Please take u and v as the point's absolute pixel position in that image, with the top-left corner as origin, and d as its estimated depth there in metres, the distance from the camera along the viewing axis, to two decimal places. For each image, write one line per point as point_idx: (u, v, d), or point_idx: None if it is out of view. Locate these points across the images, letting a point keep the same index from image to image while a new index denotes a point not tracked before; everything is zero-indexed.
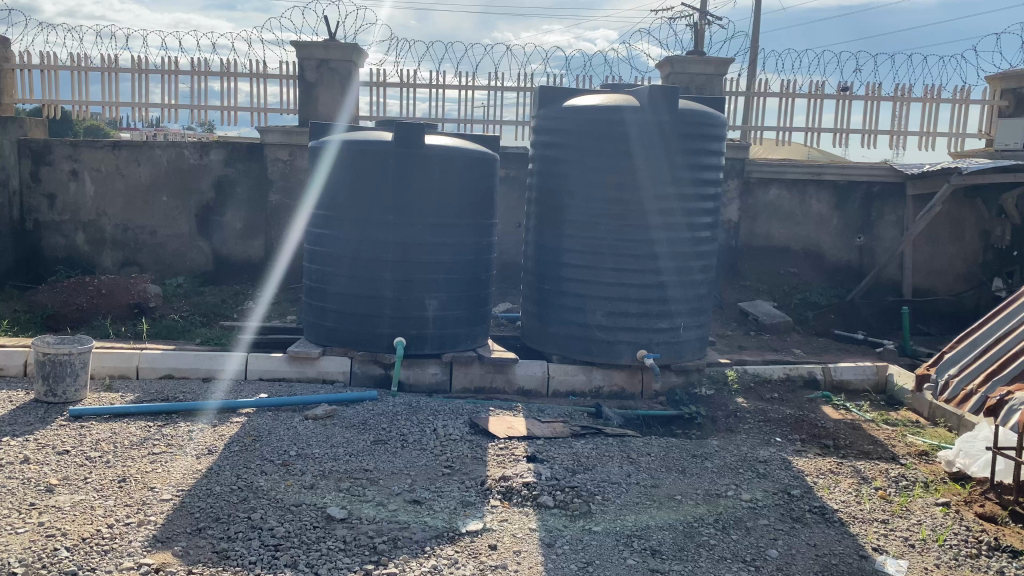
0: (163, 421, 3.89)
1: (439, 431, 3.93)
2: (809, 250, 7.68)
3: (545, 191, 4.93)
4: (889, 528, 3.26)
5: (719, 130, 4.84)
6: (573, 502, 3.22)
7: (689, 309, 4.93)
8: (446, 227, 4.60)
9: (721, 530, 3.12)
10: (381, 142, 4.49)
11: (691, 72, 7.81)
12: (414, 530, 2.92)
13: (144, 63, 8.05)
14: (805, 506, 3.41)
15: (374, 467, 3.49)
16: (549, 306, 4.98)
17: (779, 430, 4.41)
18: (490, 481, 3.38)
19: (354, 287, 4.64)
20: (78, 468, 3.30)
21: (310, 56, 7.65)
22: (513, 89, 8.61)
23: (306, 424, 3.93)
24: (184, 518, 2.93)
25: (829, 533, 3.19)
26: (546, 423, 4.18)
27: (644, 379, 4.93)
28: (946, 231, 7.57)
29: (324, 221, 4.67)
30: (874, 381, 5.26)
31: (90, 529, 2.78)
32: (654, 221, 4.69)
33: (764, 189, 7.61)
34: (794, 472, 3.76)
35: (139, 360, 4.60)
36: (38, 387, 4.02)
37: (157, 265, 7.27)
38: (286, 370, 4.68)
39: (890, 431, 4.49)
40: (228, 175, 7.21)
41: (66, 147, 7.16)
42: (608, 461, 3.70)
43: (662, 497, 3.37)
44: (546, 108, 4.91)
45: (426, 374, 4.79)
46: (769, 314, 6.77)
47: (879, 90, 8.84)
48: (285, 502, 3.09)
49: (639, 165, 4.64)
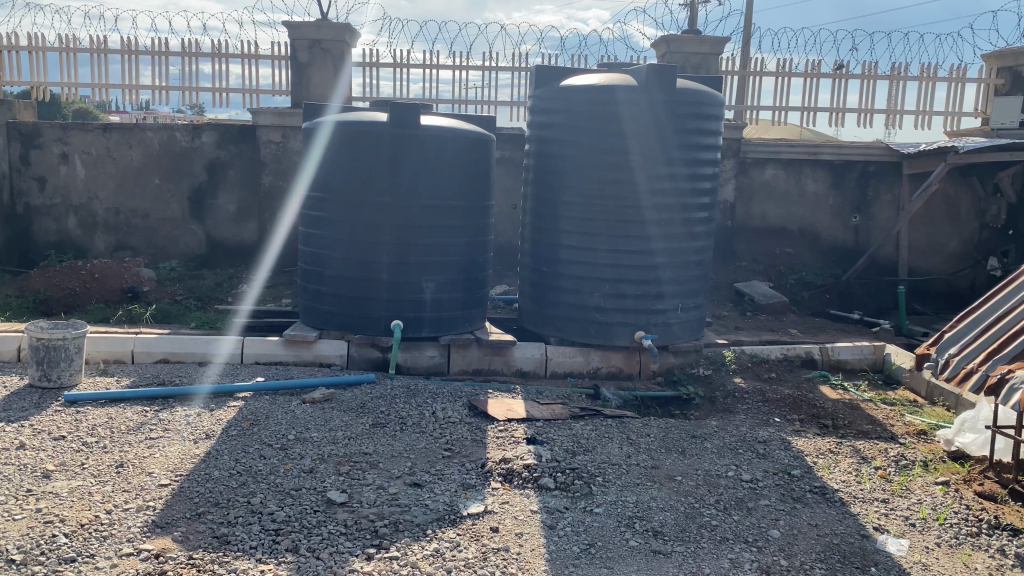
0: (159, 405, 3.86)
1: (438, 413, 3.92)
2: (806, 230, 7.66)
3: (542, 173, 4.88)
4: (890, 507, 3.27)
5: (716, 110, 4.78)
6: (574, 484, 3.21)
7: (687, 291, 4.92)
8: (442, 209, 4.56)
9: (723, 511, 3.12)
10: (377, 123, 4.43)
11: (687, 52, 7.75)
12: (415, 514, 2.90)
13: (133, 44, 7.95)
14: (805, 486, 3.41)
15: (374, 450, 3.47)
16: (547, 288, 4.96)
17: (777, 410, 4.40)
18: (491, 463, 3.37)
19: (349, 270, 4.60)
20: (75, 453, 3.27)
21: (301, 36, 7.54)
22: (508, 68, 8.56)
23: (304, 408, 3.90)
24: (183, 503, 2.90)
25: (830, 512, 3.19)
26: (545, 404, 4.17)
27: (642, 360, 4.88)
28: (943, 211, 7.56)
29: (319, 203, 4.61)
30: (871, 361, 5.25)
31: (89, 515, 2.76)
32: (653, 202, 4.65)
33: (761, 169, 7.57)
34: (794, 452, 3.76)
35: (135, 345, 4.55)
36: (33, 372, 3.97)
37: (151, 250, 7.20)
38: (283, 354, 4.64)
39: (889, 410, 4.50)
40: (221, 157, 7.14)
41: (56, 130, 7.06)
42: (608, 442, 3.69)
43: (663, 478, 3.37)
44: (541, 88, 4.86)
45: (423, 357, 4.75)
46: (766, 295, 6.75)
47: (875, 69, 8.81)
48: (285, 486, 3.07)
49: (636, 146, 4.59)
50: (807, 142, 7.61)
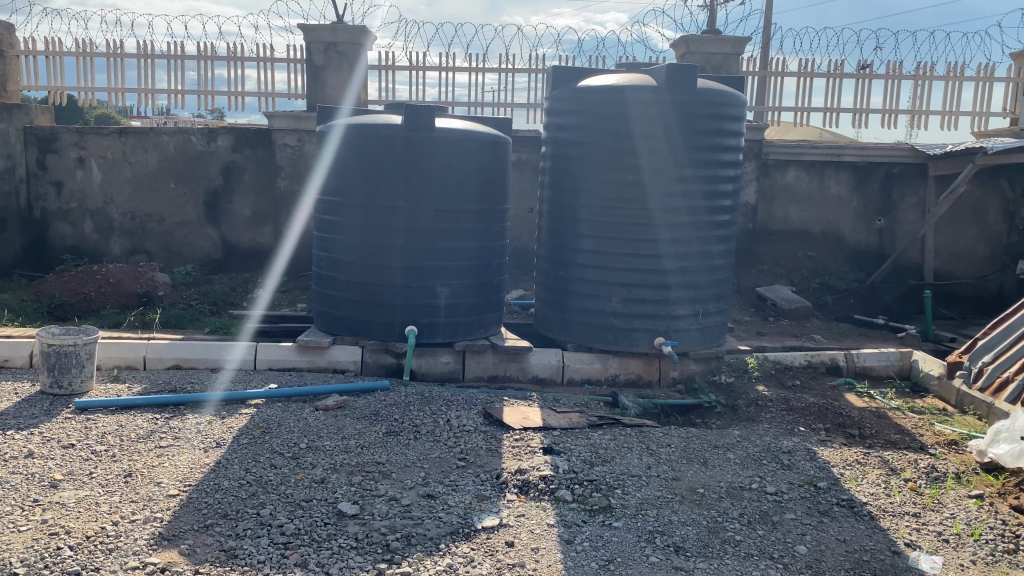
0: (170, 413, 3.80)
1: (452, 422, 3.82)
2: (829, 234, 7.50)
3: (559, 175, 4.79)
4: (921, 521, 3.15)
5: (737, 110, 4.67)
6: (592, 497, 3.10)
7: (707, 296, 4.79)
8: (457, 212, 4.48)
9: (746, 525, 3.01)
10: (391, 125, 4.36)
11: (706, 52, 7.63)
12: (428, 527, 2.81)
13: (149, 49, 7.94)
14: (832, 499, 3.28)
15: (387, 460, 3.39)
16: (565, 293, 4.86)
17: (801, 419, 4.27)
18: (506, 474, 3.27)
19: (364, 274, 4.53)
20: (83, 462, 3.21)
21: (317, 39, 7.50)
22: (523, 70, 8.56)
23: (317, 415, 3.83)
24: (192, 514, 2.84)
25: (859, 527, 3.07)
26: (562, 413, 4.07)
27: (662, 367, 4.80)
28: (970, 213, 7.37)
29: (333, 208, 4.56)
30: (898, 368, 5.10)
31: (95, 527, 2.71)
32: (672, 204, 4.54)
33: (783, 171, 7.43)
34: (820, 463, 3.63)
35: (146, 350, 4.50)
36: (44, 379, 3.94)
37: (166, 254, 7.18)
38: (297, 360, 4.58)
39: (918, 419, 4.35)
40: (237, 161, 7.12)
41: (72, 134, 7.04)
42: (627, 453, 3.59)
43: (685, 490, 3.25)
44: (558, 89, 4.77)
45: (438, 363, 4.67)
46: (789, 299, 6.61)
47: (900, 69, 8.63)
48: (295, 497, 2.99)
49: (654, 147, 4.48)
50: (830, 144, 7.47)
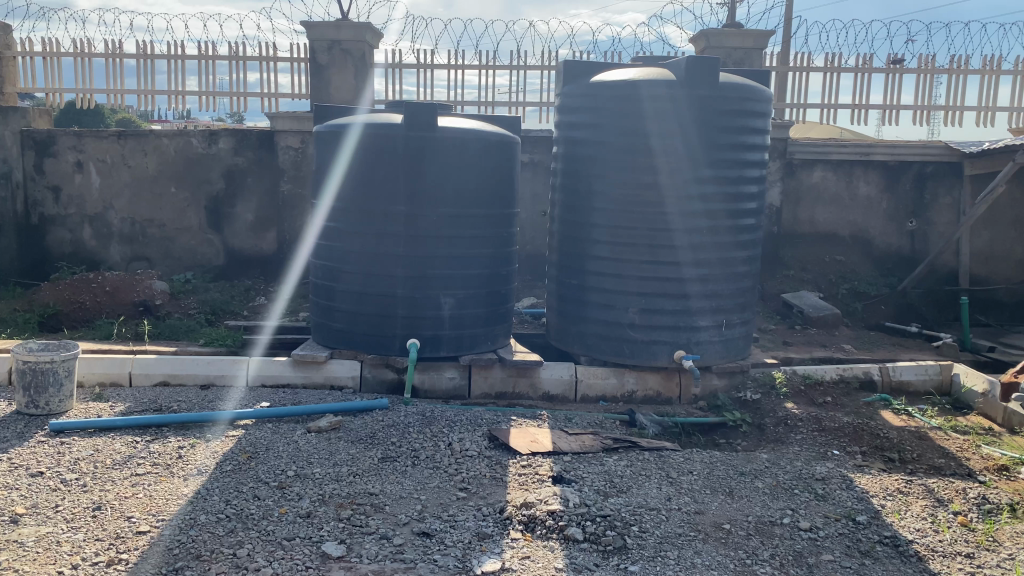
0: (151, 435, 3.54)
1: (454, 446, 3.53)
2: (858, 236, 7.13)
3: (571, 177, 4.49)
4: (976, 564, 2.80)
5: (762, 105, 4.34)
6: (606, 536, 2.79)
7: (732, 306, 4.46)
8: (462, 218, 4.18)
9: (778, 569, 2.68)
10: (391, 125, 4.08)
11: (727, 47, 7.30)
12: (420, 572, 2.52)
13: (148, 49, 7.72)
14: (873, 537, 2.95)
15: (381, 490, 3.10)
16: (578, 302, 4.55)
17: (835, 442, 3.92)
18: (510, 508, 2.96)
19: (363, 284, 4.25)
20: (50, 493, 2.95)
21: (321, 37, 7.25)
22: (537, 68, 8.25)
23: (308, 438, 3.55)
24: (160, 555, 2.57)
25: (905, 571, 2.74)
26: (574, 434, 3.75)
27: (681, 383, 4.50)
28: (1010, 215, 6.97)
29: (330, 212, 4.29)
30: (937, 383, 4.73)
31: (52, 571, 2.44)
32: (691, 208, 4.21)
33: (809, 171, 7.05)
34: (857, 493, 3.29)
35: (132, 366, 4.25)
36: (19, 398, 3.69)
37: (166, 261, 6.95)
38: (291, 376, 4.31)
39: (962, 441, 3.99)
40: (239, 164, 6.87)
41: (70, 137, 6.84)
42: (645, 482, 3.27)
43: (709, 527, 2.93)
44: (569, 85, 4.47)
45: (442, 379, 4.39)
46: (816, 307, 6.25)
47: (933, 62, 8.22)
48: (276, 535, 2.71)
49: (672, 147, 4.16)
50: (858, 143, 7.10)
